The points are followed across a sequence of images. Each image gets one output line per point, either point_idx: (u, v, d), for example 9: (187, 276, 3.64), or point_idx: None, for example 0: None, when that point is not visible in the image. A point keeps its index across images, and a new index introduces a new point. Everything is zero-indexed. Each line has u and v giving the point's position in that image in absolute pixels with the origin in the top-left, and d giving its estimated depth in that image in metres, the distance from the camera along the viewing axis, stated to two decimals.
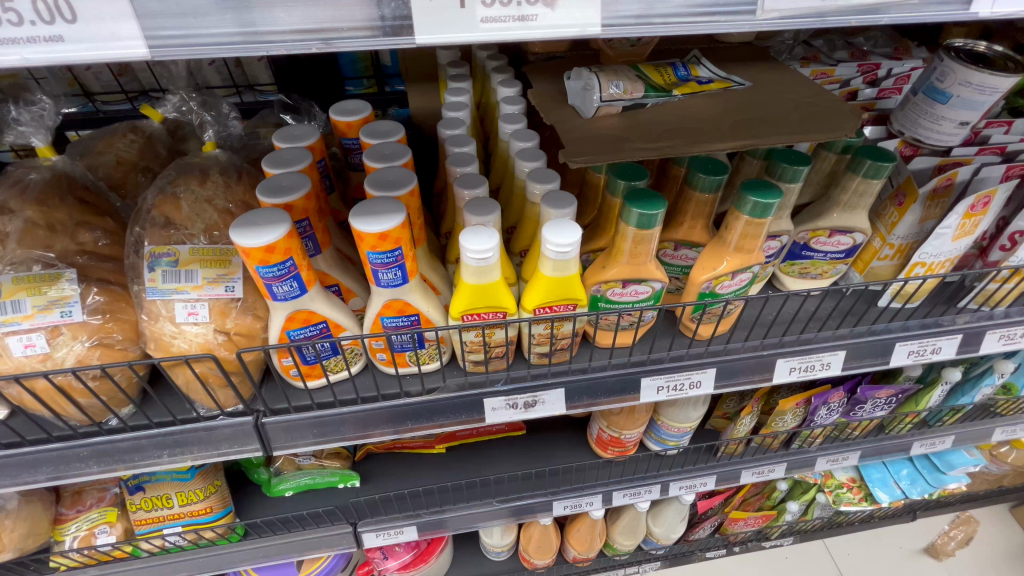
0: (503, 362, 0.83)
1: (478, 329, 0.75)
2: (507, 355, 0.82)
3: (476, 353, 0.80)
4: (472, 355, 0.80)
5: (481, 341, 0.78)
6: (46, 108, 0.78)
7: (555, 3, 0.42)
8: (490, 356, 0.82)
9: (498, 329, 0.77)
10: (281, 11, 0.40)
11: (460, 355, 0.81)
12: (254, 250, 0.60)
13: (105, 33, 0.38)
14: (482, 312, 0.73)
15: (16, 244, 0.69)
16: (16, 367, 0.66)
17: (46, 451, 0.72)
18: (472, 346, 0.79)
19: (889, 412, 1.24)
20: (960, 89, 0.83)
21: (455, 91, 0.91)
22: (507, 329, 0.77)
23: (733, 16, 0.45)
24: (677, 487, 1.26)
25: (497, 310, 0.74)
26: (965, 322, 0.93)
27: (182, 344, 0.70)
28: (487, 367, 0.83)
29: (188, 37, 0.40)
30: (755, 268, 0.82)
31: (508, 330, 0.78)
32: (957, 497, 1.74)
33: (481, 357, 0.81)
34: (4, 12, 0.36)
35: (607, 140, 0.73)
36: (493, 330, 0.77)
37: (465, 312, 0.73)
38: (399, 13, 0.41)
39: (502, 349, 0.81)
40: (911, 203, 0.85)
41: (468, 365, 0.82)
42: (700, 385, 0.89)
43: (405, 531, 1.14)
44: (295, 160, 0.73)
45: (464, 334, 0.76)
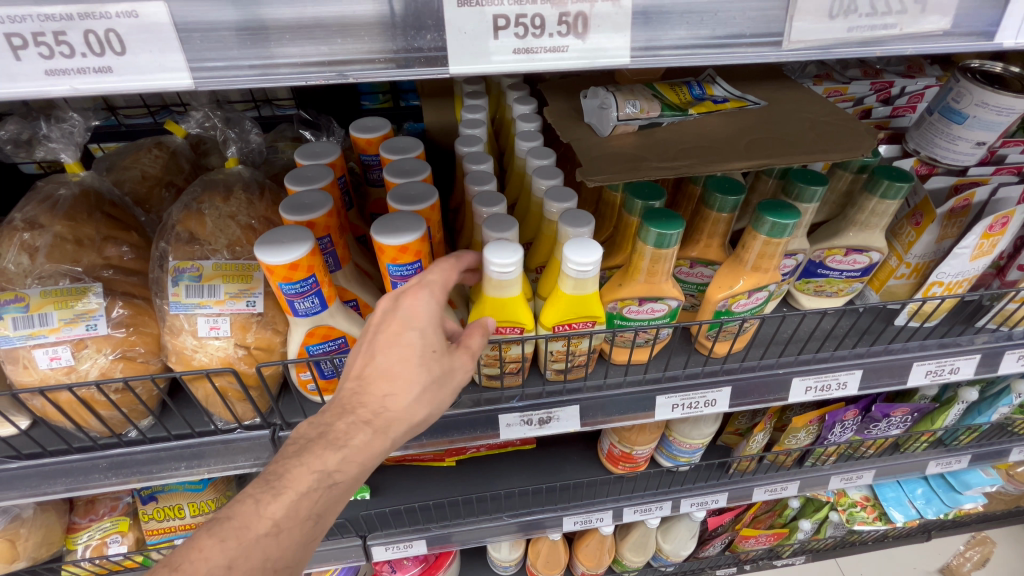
0: (518, 378, 0.83)
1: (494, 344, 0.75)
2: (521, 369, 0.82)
3: (491, 367, 0.80)
4: (486, 368, 0.81)
5: (497, 355, 0.78)
6: (76, 125, 0.79)
7: (586, 35, 0.44)
8: (505, 371, 0.82)
9: (514, 345, 0.77)
10: (317, 42, 0.41)
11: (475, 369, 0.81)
12: (278, 267, 0.61)
13: (153, 65, 0.40)
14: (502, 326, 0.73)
15: (45, 258, 0.70)
16: (41, 379, 0.67)
17: (67, 462, 0.73)
18: (488, 361, 0.79)
19: (905, 431, 1.23)
20: (976, 110, 0.82)
21: (472, 109, 0.93)
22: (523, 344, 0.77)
23: (757, 46, 0.45)
24: (689, 504, 1.25)
25: (515, 326, 0.74)
26: (983, 342, 0.93)
27: (203, 358, 0.71)
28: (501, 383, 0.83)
29: (229, 68, 0.41)
30: (771, 287, 0.82)
31: (525, 346, 0.78)
32: (974, 517, 1.70)
33: (495, 372, 0.81)
34: (58, 45, 0.38)
35: (624, 158, 0.73)
36: (510, 345, 0.77)
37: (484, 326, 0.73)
38: (435, 44, 0.42)
39: (517, 364, 0.81)
40: (928, 223, 0.84)
41: (480, 378, 0.82)
42: (715, 403, 0.90)
43: (415, 544, 1.16)
44: (317, 178, 0.74)
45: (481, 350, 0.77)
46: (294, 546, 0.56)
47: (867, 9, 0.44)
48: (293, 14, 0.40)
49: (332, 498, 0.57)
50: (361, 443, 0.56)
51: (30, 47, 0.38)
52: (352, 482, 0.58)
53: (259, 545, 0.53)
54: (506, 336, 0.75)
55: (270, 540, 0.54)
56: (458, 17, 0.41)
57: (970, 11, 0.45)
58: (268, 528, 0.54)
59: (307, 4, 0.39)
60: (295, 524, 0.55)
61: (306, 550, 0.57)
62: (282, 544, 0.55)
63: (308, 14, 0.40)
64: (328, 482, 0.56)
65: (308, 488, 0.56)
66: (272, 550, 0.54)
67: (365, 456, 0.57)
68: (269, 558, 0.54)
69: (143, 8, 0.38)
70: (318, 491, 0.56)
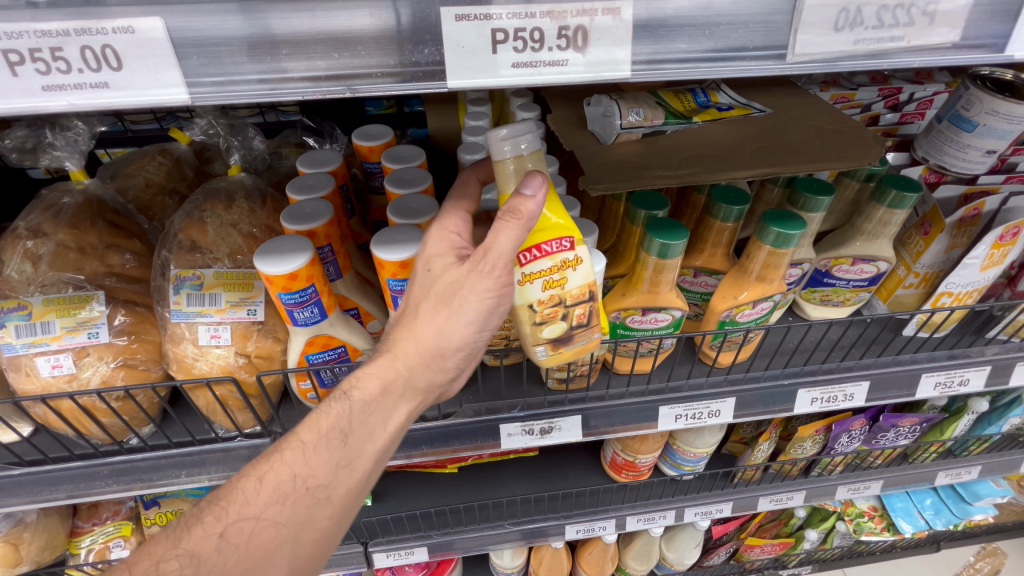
0: (592, 337, 0.68)
1: (545, 266, 0.61)
2: (591, 318, 0.66)
3: (551, 325, 0.64)
4: (546, 331, 0.65)
5: (556, 299, 0.63)
6: (81, 133, 0.79)
7: (585, 48, 0.43)
8: (575, 332, 0.66)
9: (572, 270, 0.63)
10: (317, 58, 0.41)
11: (532, 338, 0.65)
12: (277, 277, 0.61)
13: (149, 80, 0.40)
14: (543, 246, 0.61)
15: (48, 266, 0.70)
16: (43, 387, 0.68)
17: (68, 469, 0.73)
18: (544, 317, 0.63)
19: (913, 441, 1.21)
20: (986, 118, 0.81)
21: (474, 115, 0.93)
22: (584, 264, 0.63)
23: (760, 60, 0.45)
24: (693, 513, 1.24)
25: (562, 237, 0.62)
26: (994, 354, 0.91)
27: (203, 366, 0.71)
28: (568, 349, 0.67)
29: (227, 83, 0.41)
30: (776, 297, 0.81)
31: (586, 268, 0.64)
32: (984, 528, 1.67)
33: (559, 336, 0.66)
34: (55, 61, 0.38)
35: (627, 167, 0.73)
36: (565, 273, 0.62)
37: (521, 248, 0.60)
38: (432, 59, 0.42)
39: (582, 317, 0.65)
40: (937, 232, 0.83)
41: (543, 352, 0.67)
42: (719, 414, 0.88)
43: (416, 551, 1.16)
44: (318, 187, 0.74)
45: (530, 290, 0.62)
46: (321, 462, 0.57)
47: (873, 21, 0.43)
48: (291, 28, 0.39)
49: (357, 417, 0.58)
50: (380, 365, 0.58)
51: (27, 62, 0.38)
52: (380, 404, 0.59)
53: (289, 457, 0.57)
54: (553, 256, 0.61)
55: (300, 452, 0.57)
56: (456, 31, 0.41)
57: (979, 23, 0.44)
58: (295, 442, 0.58)
59: (305, 20, 0.39)
60: (321, 440, 0.57)
61: (344, 470, 0.58)
62: (310, 458, 0.57)
63: (306, 28, 0.40)
64: (351, 399, 0.58)
65: (331, 407, 0.59)
66: (302, 463, 0.57)
67: (386, 376, 0.58)
68: (301, 471, 0.57)
69: (139, 23, 0.38)
70: (340, 411, 0.58)
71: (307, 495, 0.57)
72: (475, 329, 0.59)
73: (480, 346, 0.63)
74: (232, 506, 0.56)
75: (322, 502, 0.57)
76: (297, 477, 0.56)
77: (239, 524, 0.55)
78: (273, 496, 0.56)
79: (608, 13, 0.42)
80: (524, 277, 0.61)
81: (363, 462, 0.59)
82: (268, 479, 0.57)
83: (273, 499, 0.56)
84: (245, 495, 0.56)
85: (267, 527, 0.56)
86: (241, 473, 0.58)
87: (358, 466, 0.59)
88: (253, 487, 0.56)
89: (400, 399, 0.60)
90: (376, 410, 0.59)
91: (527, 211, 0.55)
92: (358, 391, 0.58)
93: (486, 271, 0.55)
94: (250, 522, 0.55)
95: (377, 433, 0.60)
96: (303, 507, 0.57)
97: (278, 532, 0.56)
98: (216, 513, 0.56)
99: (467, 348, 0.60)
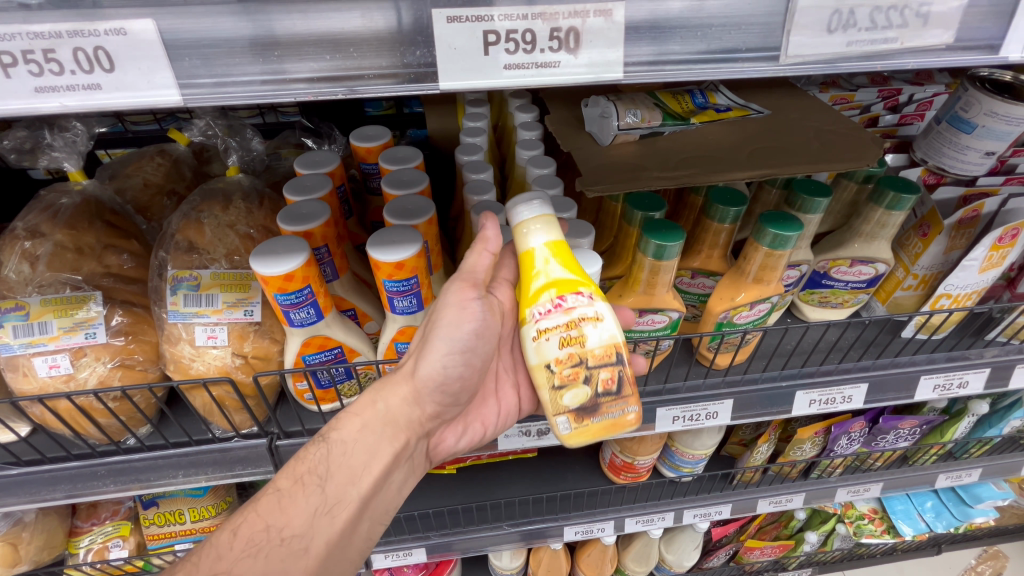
0: (624, 411, 0.64)
1: (561, 321, 0.60)
2: (618, 384, 0.63)
3: (572, 390, 0.62)
4: (565, 398, 0.63)
5: (576, 359, 0.61)
6: (79, 133, 0.80)
7: (578, 50, 0.43)
8: (602, 404, 0.63)
9: (592, 326, 0.61)
10: (310, 59, 0.41)
11: (553, 405, 0.63)
12: (273, 278, 0.61)
13: (142, 81, 0.40)
14: (560, 299, 0.60)
15: (45, 267, 0.71)
16: (40, 387, 0.68)
17: (65, 469, 0.73)
18: (564, 378, 0.62)
19: (913, 443, 1.21)
20: (985, 119, 0.81)
21: (473, 117, 0.93)
22: (604, 321, 0.61)
23: (754, 61, 0.45)
24: (692, 515, 1.24)
25: (578, 291, 0.61)
26: (993, 356, 0.91)
27: (200, 367, 0.71)
28: (594, 422, 0.64)
29: (220, 84, 0.41)
30: (774, 298, 0.80)
31: (608, 328, 0.62)
32: (986, 531, 1.67)
33: (582, 405, 0.63)
34: (48, 63, 0.38)
35: (624, 168, 0.73)
36: (584, 329, 0.61)
37: (536, 304, 0.61)
38: (425, 60, 0.42)
39: (609, 382, 0.63)
40: (936, 234, 0.83)
41: (566, 424, 0.64)
42: (716, 415, 0.88)
43: (414, 552, 1.16)
44: (315, 188, 0.74)
45: (546, 347, 0.61)
46: (300, 509, 0.62)
47: (867, 23, 0.43)
48: (284, 29, 0.39)
49: (333, 463, 0.65)
50: (358, 408, 0.68)
51: (21, 64, 0.38)
52: (357, 446, 0.66)
53: (264, 507, 0.62)
54: (569, 311, 0.60)
55: (276, 500, 0.62)
56: (448, 33, 0.41)
57: (972, 25, 0.44)
58: (272, 490, 0.63)
59: (298, 21, 0.39)
60: (297, 484, 0.63)
61: (322, 517, 0.63)
62: (289, 505, 0.62)
63: (299, 30, 0.40)
64: (330, 444, 0.66)
65: (310, 453, 0.65)
66: (277, 512, 0.62)
67: (364, 415, 0.67)
68: (276, 520, 0.61)
69: (132, 25, 0.38)
70: (317, 456, 0.65)
71: (282, 546, 0.60)
72: (445, 358, 0.66)
73: (453, 381, 0.69)
74: (203, 562, 0.59)
75: (298, 553, 0.60)
76: (272, 527, 0.61)
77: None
78: (245, 548, 0.59)
79: (600, 15, 0.42)
80: (539, 333, 0.61)
81: (341, 508, 0.64)
82: (241, 532, 0.60)
83: (244, 551, 0.59)
84: (217, 550, 0.59)
85: None
86: (221, 528, 0.62)
87: (337, 512, 0.64)
88: (225, 541, 0.60)
89: (377, 439, 0.67)
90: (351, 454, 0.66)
91: (489, 240, 0.64)
92: (335, 433, 0.66)
93: (451, 286, 0.64)
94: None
95: (355, 478, 0.66)
96: (277, 559, 0.59)
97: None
98: (186, 570, 0.58)
99: (442, 379, 0.68)
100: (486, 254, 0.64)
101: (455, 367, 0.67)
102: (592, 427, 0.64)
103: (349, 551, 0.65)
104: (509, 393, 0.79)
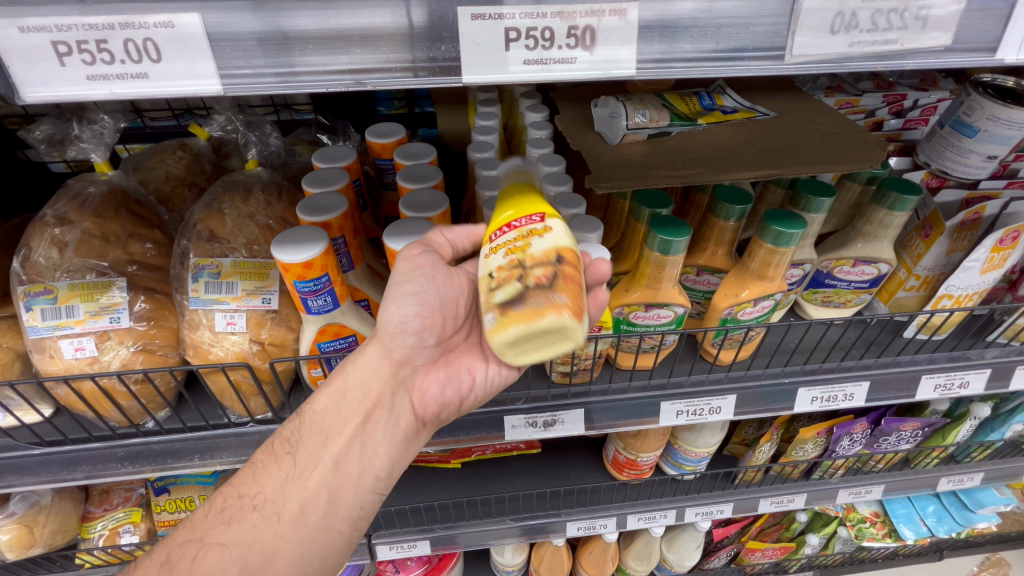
0: (552, 301, 0.58)
1: (511, 236, 0.63)
2: (552, 281, 0.59)
3: (503, 286, 0.60)
4: (497, 295, 0.60)
5: (514, 262, 0.60)
6: (106, 126, 0.82)
7: (593, 47, 0.45)
8: (528, 295, 0.58)
9: (538, 237, 0.62)
10: (340, 53, 0.43)
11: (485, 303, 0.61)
12: (293, 265, 0.63)
13: (185, 71, 0.42)
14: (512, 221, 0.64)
15: (73, 253, 0.73)
16: (65, 368, 0.70)
17: (86, 450, 0.76)
18: (498, 279, 0.60)
19: (914, 446, 1.22)
20: (987, 123, 0.82)
21: (485, 115, 0.95)
22: (552, 233, 0.62)
23: (760, 60, 0.47)
24: (693, 513, 1.25)
25: (531, 214, 0.64)
26: (993, 356, 0.92)
27: (218, 352, 0.73)
28: (519, 312, 0.58)
29: (254, 75, 0.43)
30: (777, 296, 0.82)
31: (556, 236, 0.62)
32: (987, 538, 1.67)
33: (512, 298, 0.59)
34: (99, 52, 0.41)
35: (632, 166, 0.75)
36: (530, 239, 0.62)
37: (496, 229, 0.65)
38: (449, 55, 0.44)
39: (542, 279, 0.59)
40: (937, 235, 0.84)
41: (492, 318, 0.60)
42: (720, 411, 0.90)
43: (418, 544, 1.17)
44: (334, 181, 0.76)
45: (492, 258, 0.63)
46: (273, 478, 0.65)
47: (869, 25, 0.45)
48: (317, 25, 0.42)
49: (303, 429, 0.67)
50: (328, 380, 0.69)
51: (74, 53, 0.41)
52: (324, 413, 0.67)
53: (239, 479, 0.66)
54: (519, 229, 0.63)
55: (251, 471, 0.66)
56: (472, 30, 0.43)
57: (971, 27, 0.46)
58: (248, 465, 0.67)
59: (330, 18, 0.42)
60: (271, 456, 0.67)
61: (291, 483, 0.65)
62: (261, 476, 0.66)
63: (330, 26, 0.42)
64: (302, 416, 0.69)
65: (286, 427, 0.69)
66: (250, 482, 0.66)
67: (333, 383, 0.68)
68: (248, 489, 0.65)
69: (178, 18, 0.40)
70: (290, 428, 0.69)
71: (254, 513, 0.64)
72: (397, 309, 0.66)
73: (415, 330, 0.68)
74: (181, 533, 0.64)
75: (269, 518, 0.63)
76: (244, 496, 0.65)
77: (184, 549, 0.62)
78: (219, 515, 0.64)
79: (615, 14, 0.44)
80: (490, 249, 0.64)
81: (311, 474, 0.66)
82: (218, 502, 0.66)
83: (218, 518, 0.64)
84: (194, 521, 0.65)
85: (212, 548, 0.62)
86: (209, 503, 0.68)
87: (306, 479, 0.65)
88: (206, 512, 0.65)
89: (345, 406, 0.67)
90: (319, 419, 0.67)
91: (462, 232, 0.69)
92: (306, 406, 0.69)
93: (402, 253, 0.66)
94: (196, 545, 0.62)
95: (325, 443, 0.67)
96: (249, 525, 0.63)
97: (222, 555, 0.61)
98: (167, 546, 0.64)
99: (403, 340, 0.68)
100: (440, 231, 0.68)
101: (418, 325, 0.67)
102: (518, 318, 0.58)
103: (333, 520, 0.66)
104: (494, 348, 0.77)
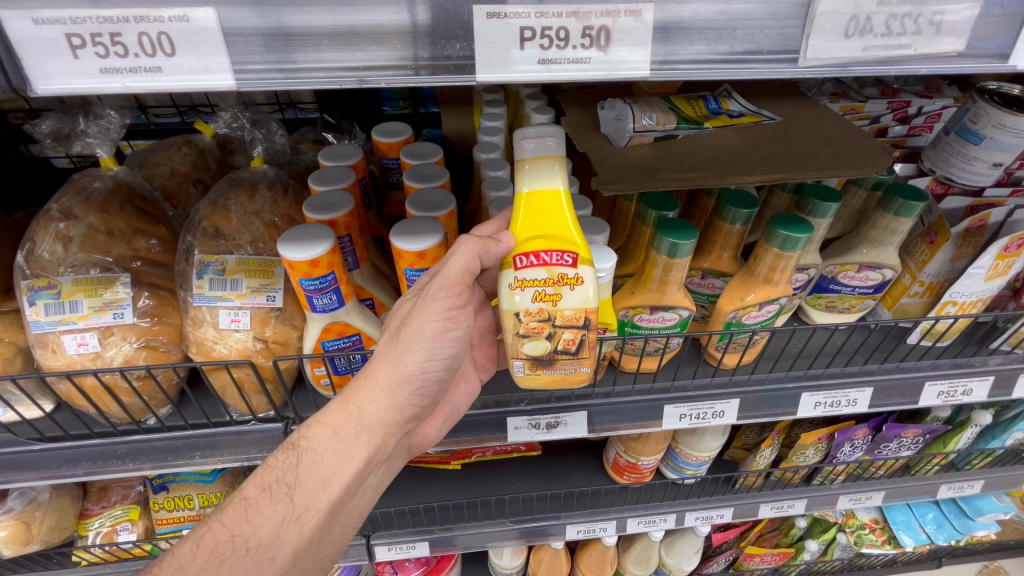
0: (577, 369, 0.66)
1: (540, 276, 0.63)
2: (579, 346, 0.65)
3: (534, 341, 0.64)
4: (526, 346, 0.64)
5: (545, 314, 0.63)
6: (113, 121, 0.81)
7: (607, 47, 0.45)
8: (558, 359, 0.65)
9: (569, 288, 0.63)
10: (353, 50, 0.43)
11: (512, 349, 0.65)
12: (299, 263, 0.63)
13: (199, 66, 0.42)
14: (545, 253, 0.62)
15: (78, 248, 0.73)
16: (68, 364, 0.70)
17: (88, 446, 0.76)
18: (528, 329, 0.64)
19: (916, 453, 1.21)
20: (993, 131, 0.82)
21: (491, 116, 0.95)
22: (584, 286, 0.63)
23: (774, 63, 0.47)
24: (693, 518, 1.24)
25: (565, 252, 0.62)
26: (997, 364, 0.92)
27: (222, 349, 0.73)
28: (546, 373, 0.66)
29: (265, 71, 0.43)
30: (782, 300, 0.82)
31: (585, 292, 0.63)
32: (986, 545, 1.67)
33: (539, 356, 0.65)
34: (113, 45, 0.41)
35: (639, 169, 0.74)
36: (560, 289, 0.63)
37: (520, 253, 0.63)
38: (464, 54, 0.44)
39: (570, 343, 0.65)
40: (943, 241, 0.85)
41: (521, 368, 0.66)
42: (723, 414, 0.90)
43: (417, 545, 1.17)
44: (340, 179, 0.76)
45: (519, 298, 0.63)
46: (268, 521, 0.62)
47: (883, 30, 0.46)
48: (330, 22, 0.42)
49: (301, 472, 0.64)
50: (329, 415, 0.66)
51: (88, 46, 0.41)
52: (327, 454, 0.65)
53: (230, 516, 0.62)
54: (549, 267, 0.62)
55: (243, 509, 0.62)
56: (486, 29, 0.43)
57: (982, 33, 0.46)
58: (239, 501, 0.63)
59: (343, 14, 0.42)
60: (265, 493, 0.63)
61: (289, 526, 0.62)
62: (254, 518, 0.62)
63: (343, 24, 0.42)
64: (299, 453, 0.65)
65: (278, 462, 0.65)
66: (243, 522, 0.62)
67: (335, 421, 0.66)
68: (242, 530, 0.61)
69: (193, 13, 0.40)
70: (286, 464, 0.65)
71: (246, 556, 0.60)
72: (425, 358, 0.67)
73: (433, 382, 0.69)
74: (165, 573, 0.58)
75: (263, 563, 0.61)
76: (237, 537, 0.61)
77: None
78: (208, 559, 0.58)
79: (630, 15, 0.44)
80: (516, 282, 0.63)
81: (310, 516, 0.64)
82: (205, 542, 0.60)
83: (208, 562, 0.58)
84: (180, 560, 0.59)
85: None
86: (180, 542, 0.61)
87: (305, 521, 0.63)
88: (188, 552, 0.59)
89: (350, 446, 0.66)
90: (322, 460, 0.65)
91: (489, 248, 0.63)
92: (305, 442, 0.66)
93: (437, 294, 0.64)
94: None
95: (325, 485, 0.65)
96: (242, 569, 0.59)
97: None
98: None
99: (421, 380, 0.68)
100: (476, 258, 0.64)
101: (434, 368, 0.68)
102: (543, 378, 0.67)
103: (321, 559, 0.66)
104: (473, 372, 0.83)
